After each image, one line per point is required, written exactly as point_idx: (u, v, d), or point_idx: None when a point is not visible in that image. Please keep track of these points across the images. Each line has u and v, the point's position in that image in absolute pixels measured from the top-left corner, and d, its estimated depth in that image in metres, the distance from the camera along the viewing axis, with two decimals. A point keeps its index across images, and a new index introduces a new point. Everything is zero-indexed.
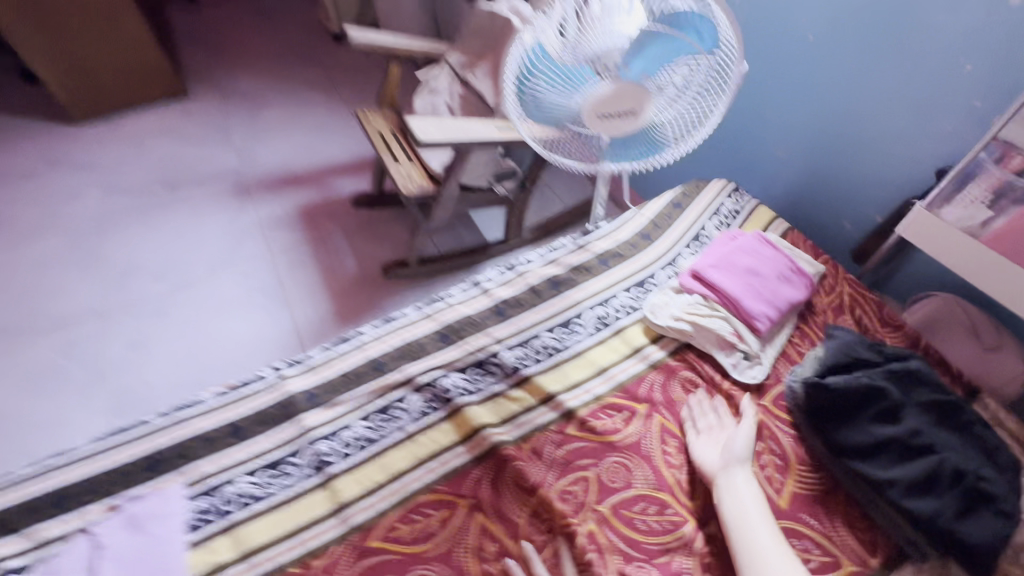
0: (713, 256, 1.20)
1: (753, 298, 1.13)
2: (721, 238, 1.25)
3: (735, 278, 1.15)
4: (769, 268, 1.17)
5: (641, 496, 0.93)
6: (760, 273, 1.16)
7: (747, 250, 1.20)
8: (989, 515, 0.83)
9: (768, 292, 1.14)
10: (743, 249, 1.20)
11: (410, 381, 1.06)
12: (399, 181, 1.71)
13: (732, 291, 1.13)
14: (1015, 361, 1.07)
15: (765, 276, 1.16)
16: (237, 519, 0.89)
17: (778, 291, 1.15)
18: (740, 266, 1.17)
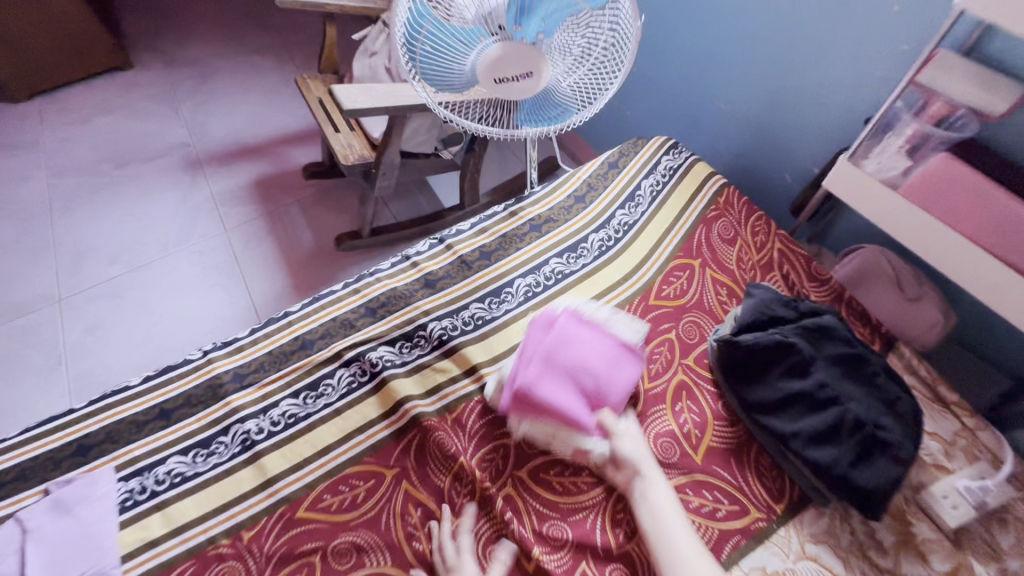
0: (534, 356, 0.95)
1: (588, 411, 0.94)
2: (538, 322, 1.02)
3: (580, 374, 0.95)
4: (587, 357, 0.97)
5: (557, 460, 0.97)
6: (589, 370, 0.95)
7: (565, 343, 0.97)
8: (885, 461, 0.86)
9: (597, 391, 0.96)
10: (554, 343, 0.96)
11: (338, 356, 1.07)
12: (340, 152, 1.66)
13: (570, 407, 0.92)
14: (932, 310, 1.08)
15: (595, 374, 0.96)
16: (167, 498, 0.92)
17: (611, 385, 0.96)
18: (562, 363, 0.95)
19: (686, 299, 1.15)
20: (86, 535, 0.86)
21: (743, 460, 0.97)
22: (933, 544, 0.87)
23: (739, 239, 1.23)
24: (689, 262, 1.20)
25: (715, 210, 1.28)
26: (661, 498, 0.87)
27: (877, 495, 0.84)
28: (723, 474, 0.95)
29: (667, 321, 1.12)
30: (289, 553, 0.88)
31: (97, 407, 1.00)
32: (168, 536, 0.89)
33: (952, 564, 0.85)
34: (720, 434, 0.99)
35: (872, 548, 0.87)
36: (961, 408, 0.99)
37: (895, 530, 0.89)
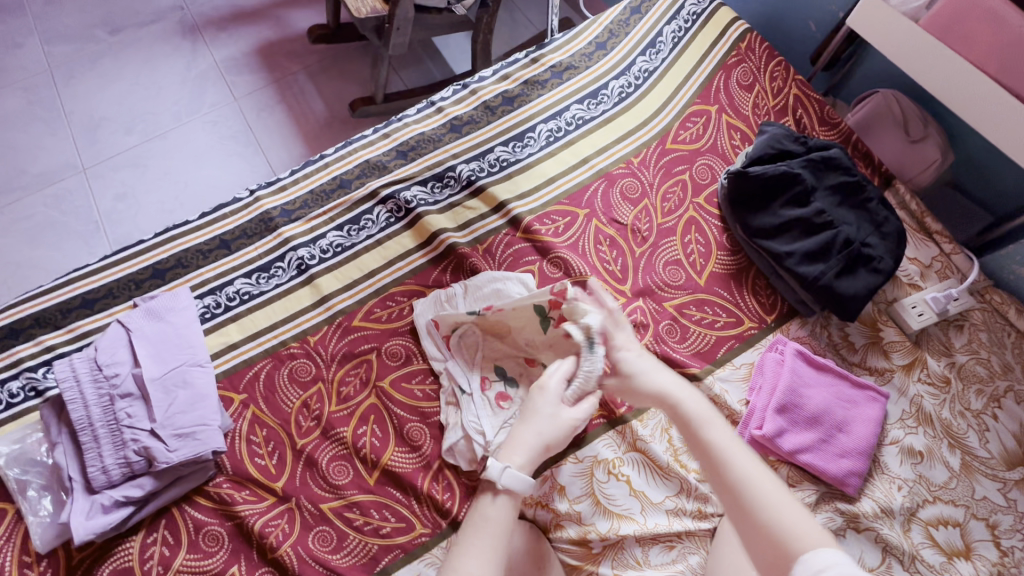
0: (779, 390, 0.96)
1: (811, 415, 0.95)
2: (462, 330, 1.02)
3: (847, 428, 0.94)
4: (848, 396, 0.97)
5: (576, 283, 1.09)
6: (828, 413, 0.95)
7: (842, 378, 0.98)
8: (865, 273, 0.99)
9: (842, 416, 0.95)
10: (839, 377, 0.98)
11: (375, 195, 1.15)
12: (352, 5, 1.62)
13: (865, 438, 0.94)
14: (932, 150, 1.14)
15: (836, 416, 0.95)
16: (240, 311, 1.07)
17: (854, 414, 0.96)
18: (811, 406, 0.95)
19: (701, 144, 1.21)
20: (179, 335, 1.00)
21: (743, 283, 1.10)
22: (896, 343, 1.03)
23: (758, 85, 1.26)
24: (706, 108, 1.24)
25: (735, 56, 1.28)
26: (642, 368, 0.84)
27: (855, 300, 0.98)
28: (722, 294, 1.08)
29: (681, 165, 1.20)
30: (350, 353, 1.04)
31: (164, 238, 1.12)
32: (246, 340, 1.05)
33: (908, 359, 1.02)
34: (723, 261, 1.11)
35: (844, 347, 1.04)
36: (942, 236, 1.10)
37: (865, 333, 1.04)
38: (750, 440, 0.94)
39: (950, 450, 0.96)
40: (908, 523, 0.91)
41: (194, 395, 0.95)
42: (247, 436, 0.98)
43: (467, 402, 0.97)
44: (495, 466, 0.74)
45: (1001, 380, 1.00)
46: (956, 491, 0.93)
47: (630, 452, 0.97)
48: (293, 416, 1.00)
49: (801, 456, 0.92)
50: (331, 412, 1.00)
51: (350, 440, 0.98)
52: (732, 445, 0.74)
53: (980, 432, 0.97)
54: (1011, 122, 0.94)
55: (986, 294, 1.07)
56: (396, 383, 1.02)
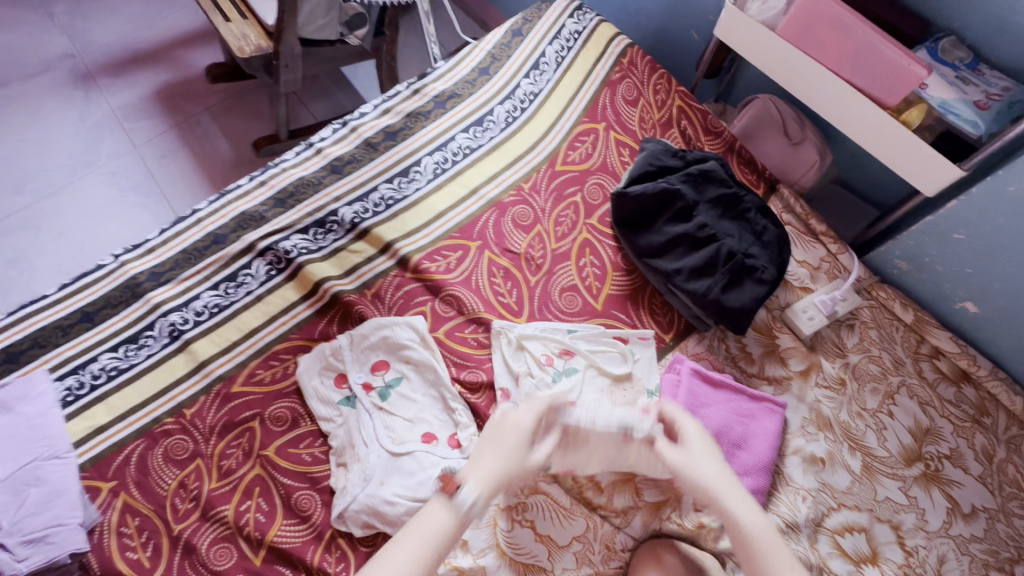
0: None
1: (711, 438, 0.92)
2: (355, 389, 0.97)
3: (747, 445, 0.92)
4: (746, 413, 0.95)
5: (470, 320, 1.05)
6: (728, 434, 0.93)
7: (740, 396, 0.96)
8: (751, 284, 0.98)
9: (742, 436, 0.93)
10: (737, 395, 0.96)
11: (252, 248, 1.09)
12: (234, 44, 1.54)
13: (766, 452, 0.92)
14: (812, 151, 1.14)
15: (735, 435, 0.93)
16: (107, 389, 0.98)
17: (752, 430, 0.94)
18: (710, 427, 0.93)
19: (591, 163, 1.20)
20: (33, 426, 0.91)
21: (639, 302, 1.08)
22: (791, 349, 1.03)
23: (642, 100, 1.25)
24: (594, 127, 1.23)
25: (618, 72, 1.27)
26: (697, 450, 0.82)
27: (743, 312, 0.97)
28: (619, 316, 1.06)
29: (572, 187, 1.18)
30: (230, 422, 0.97)
31: (18, 317, 1.02)
32: (114, 421, 0.96)
33: (804, 364, 1.01)
34: (619, 282, 1.10)
35: (743, 359, 1.03)
36: (829, 236, 1.10)
37: (762, 342, 1.04)
38: None
39: (850, 453, 0.95)
40: (815, 534, 0.90)
41: (49, 492, 0.86)
42: (117, 529, 0.89)
43: (357, 466, 0.91)
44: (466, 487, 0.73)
45: (894, 377, 1.01)
46: (859, 496, 0.93)
47: (533, 496, 0.92)
48: (168, 500, 0.91)
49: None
50: (211, 489, 0.92)
51: (233, 519, 0.90)
52: (726, 486, 0.78)
53: (878, 431, 0.97)
54: (871, 123, 0.95)
55: (873, 291, 1.08)
56: (282, 450, 0.95)
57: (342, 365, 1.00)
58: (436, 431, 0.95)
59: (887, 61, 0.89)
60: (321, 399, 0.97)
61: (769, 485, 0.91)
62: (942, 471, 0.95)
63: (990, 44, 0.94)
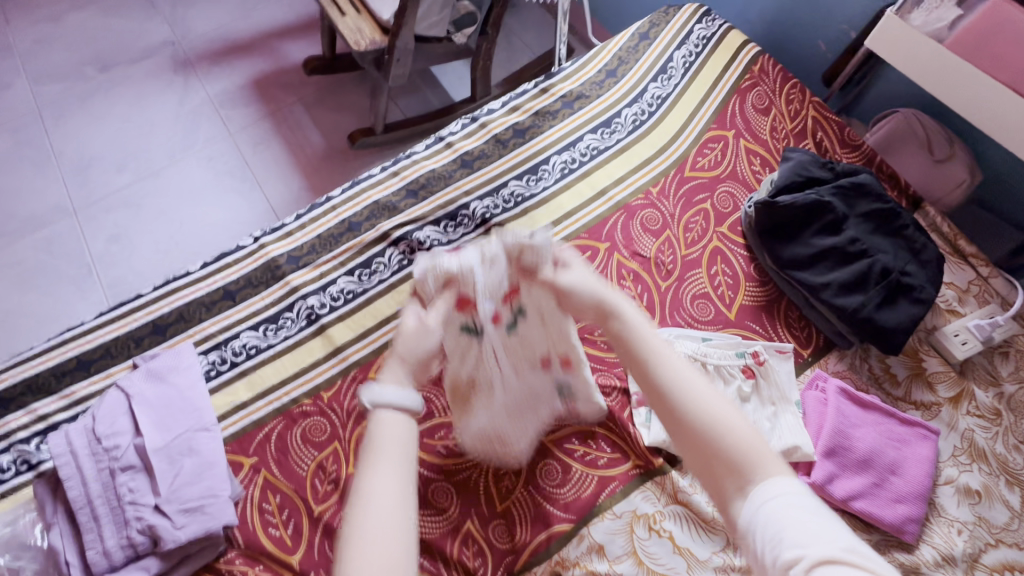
0: (825, 432, 0.91)
1: (862, 462, 0.89)
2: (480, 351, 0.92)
3: (901, 472, 0.89)
4: (898, 437, 0.91)
5: (601, 322, 1.04)
6: (879, 459, 0.89)
7: (891, 420, 0.93)
8: (906, 303, 0.95)
9: (895, 463, 0.89)
10: (886, 420, 0.93)
11: (386, 237, 1.10)
12: (350, 38, 1.57)
13: (920, 479, 0.89)
14: (960, 169, 1.11)
15: (887, 460, 0.89)
16: (248, 367, 1.00)
17: (905, 456, 0.90)
18: (861, 449, 0.90)
19: (721, 170, 1.18)
20: (184, 398, 0.93)
21: (774, 314, 1.05)
22: (940, 374, 0.98)
23: (774, 109, 1.23)
24: (723, 134, 1.20)
25: (749, 79, 1.25)
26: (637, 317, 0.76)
27: (898, 331, 0.93)
28: (755, 327, 1.04)
29: (701, 193, 1.16)
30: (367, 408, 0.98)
31: (164, 291, 1.06)
32: (255, 398, 0.98)
33: (955, 390, 0.97)
34: (753, 293, 1.07)
35: (887, 380, 0.99)
36: (977, 258, 1.06)
37: (907, 364, 1.00)
38: None
39: (1008, 487, 0.91)
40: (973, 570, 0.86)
41: (201, 463, 0.88)
42: (260, 504, 0.91)
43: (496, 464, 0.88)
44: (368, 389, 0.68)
45: None
46: (1019, 533, 0.88)
47: (672, 505, 0.91)
48: (308, 480, 0.93)
49: (855, 504, 0.86)
50: (349, 473, 0.93)
51: None
52: (653, 340, 0.73)
53: None
54: None
55: None
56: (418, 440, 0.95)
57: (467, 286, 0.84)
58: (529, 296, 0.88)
59: None
60: (428, 324, 0.78)
61: (924, 514, 0.87)
62: None
63: None
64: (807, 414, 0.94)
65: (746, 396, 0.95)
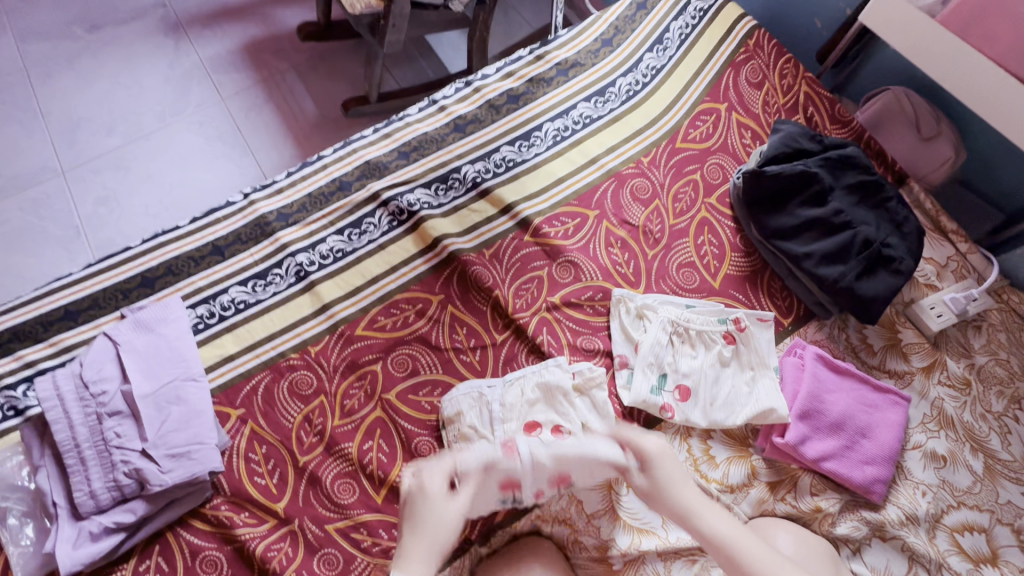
0: (800, 396, 0.94)
1: (835, 426, 0.93)
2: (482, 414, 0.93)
3: (871, 435, 0.93)
4: (871, 403, 0.95)
5: (587, 287, 1.06)
6: (852, 423, 0.93)
7: (866, 387, 0.96)
8: (886, 274, 0.97)
9: (867, 429, 0.93)
10: (861, 387, 0.96)
11: (376, 198, 1.10)
12: (345, 1, 1.56)
13: (889, 443, 0.92)
14: (945, 148, 1.12)
15: (858, 424, 0.93)
16: (236, 321, 1.01)
17: (875, 421, 0.93)
18: (833, 413, 0.93)
19: (711, 143, 1.18)
20: (171, 348, 0.94)
21: (758, 284, 1.07)
22: (914, 345, 1.01)
23: (767, 83, 1.23)
24: (715, 107, 1.21)
25: (743, 53, 1.26)
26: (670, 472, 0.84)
27: (876, 301, 0.96)
28: (737, 296, 1.06)
29: (691, 165, 1.17)
30: (353, 364, 0.99)
31: (152, 244, 1.06)
32: (242, 352, 0.99)
33: (928, 360, 1.00)
34: (738, 263, 1.09)
35: (862, 349, 1.02)
36: (957, 235, 1.08)
37: (883, 335, 1.03)
38: (771, 448, 0.93)
39: (973, 454, 0.94)
40: (933, 530, 0.90)
41: (188, 411, 0.89)
42: (246, 454, 0.92)
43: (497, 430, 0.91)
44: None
45: (1020, 381, 0.99)
46: (980, 496, 0.92)
47: None
48: (294, 432, 0.94)
49: (825, 464, 0.90)
50: (335, 426, 0.95)
51: (356, 457, 0.93)
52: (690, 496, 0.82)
53: (1001, 435, 0.95)
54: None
55: (1003, 294, 1.06)
56: (403, 396, 0.97)
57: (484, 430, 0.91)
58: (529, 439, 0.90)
59: None
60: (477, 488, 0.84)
61: (891, 476, 0.90)
62: None
63: None
64: (786, 379, 0.97)
65: (724, 359, 0.99)
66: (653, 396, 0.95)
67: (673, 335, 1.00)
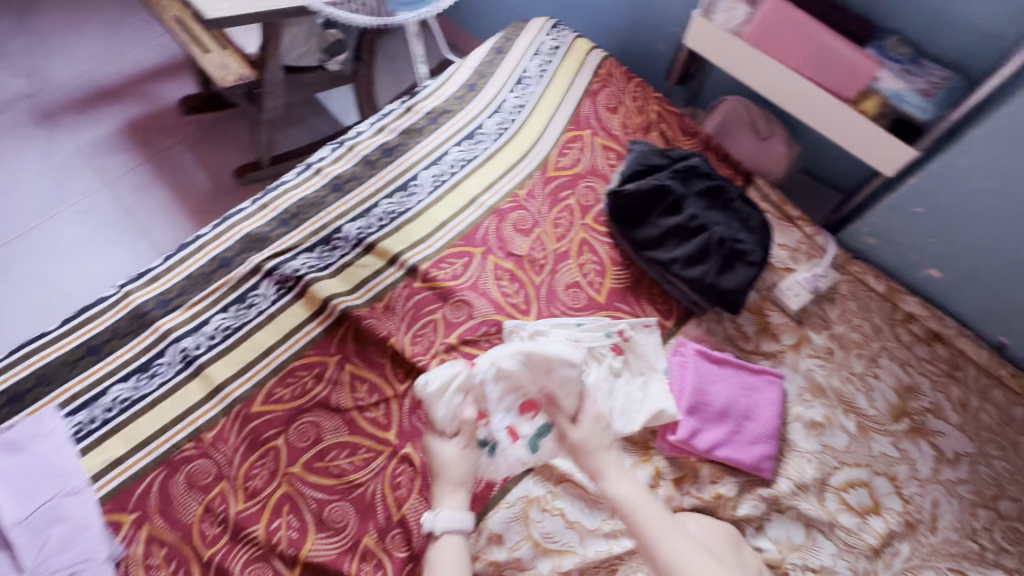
0: (687, 392, 1.00)
1: (721, 415, 1.00)
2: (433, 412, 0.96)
3: (755, 415, 1.00)
4: (751, 386, 1.03)
5: (482, 321, 1.09)
6: (736, 409, 1.00)
7: (745, 373, 1.04)
8: (742, 267, 1.06)
9: (749, 413, 1.00)
10: (740, 374, 1.04)
11: (259, 269, 1.10)
12: (216, 75, 1.54)
13: (770, 421, 1.00)
14: (779, 145, 1.27)
15: (741, 409, 1.00)
16: (120, 422, 0.96)
17: (756, 404, 1.01)
18: (717, 402, 1.00)
19: (580, 168, 1.27)
20: (48, 464, 0.90)
21: (640, 293, 1.14)
22: (782, 325, 1.11)
23: (622, 106, 1.34)
24: (580, 134, 1.30)
25: (598, 82, 1.36)
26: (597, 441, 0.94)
27: (737, 293, 1.05)
28: (622, 307, 1.12)
29: (565, 191, 1.24)
30: (254, 442, 0.97)
31: (19, 355, 1.00)
32: (131, 452, 0.94)
33: (795, 338, 1.10)
34: (619, 276, 1.15)
35: (739, 337, 1.11)
36: (803, 220, 1.21)
37: (754, 320, 1.12)
38: (669, 446, 0.98)
39: (845, 415, 1.04)
40: (822, 493, 0.97)
41: (71, 529, 0.86)
42: (145, 560, 0.87)
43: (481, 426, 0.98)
44: (429, 518, 0.87)
45: (875, 342, 1.10)
46: (856, 453, 1.01)
47: (562, 484, 0.97)
48: (196, 526, 0.90)
49: (717, 452, 0.96)
50: (239, 510, 0.92)
51: (264, 538, 0.90)
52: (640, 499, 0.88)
53: (866, 393, 1.06)
54: (833, 114, 1.05)
55: (848, 266, 1.17)
56: (310, 465, 0.96)
57: (487, 406, 0.99)
58: (521, 428, 0.99)
59: (844, 59, 1.00)
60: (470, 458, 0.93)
61: (776, 451, 0.98)
62: (927, 424, 1.04)
63: (929, 37, 1.04)
64: (675, 377, 1.03)
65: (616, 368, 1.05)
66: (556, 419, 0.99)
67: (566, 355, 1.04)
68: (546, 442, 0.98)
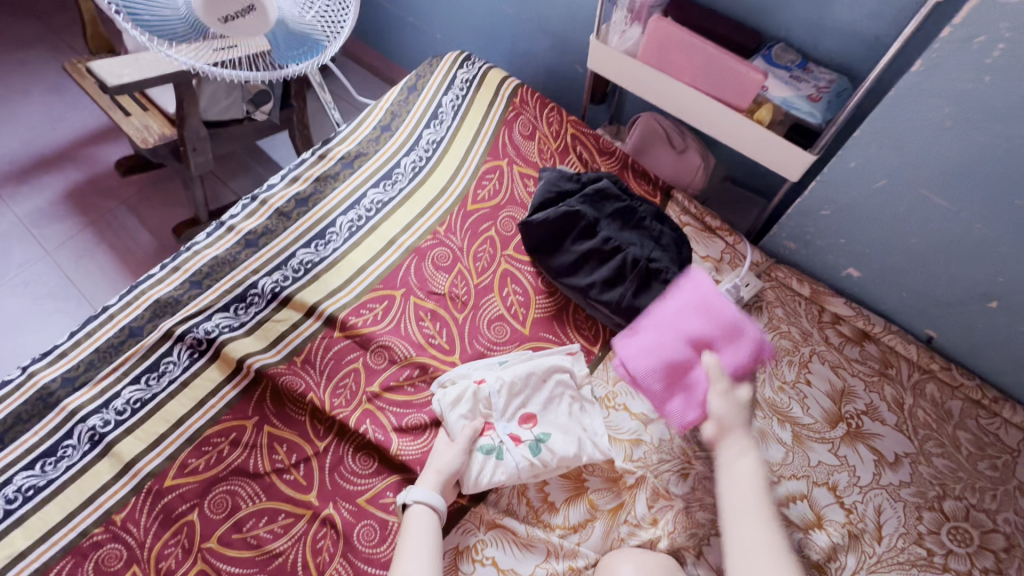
0: (660, 356, 0.93)
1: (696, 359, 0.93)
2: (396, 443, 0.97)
3: (717, 322, 0.93)
4: (705, 296, 0.95)
5: (404, 366, 1.06)
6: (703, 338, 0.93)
7: (696, 290, 0.96)
8: (659, 285, 1.05)
9: (710, 321, 0.93)
10: (691, 295, 0.96)
11: (170, 334, 1.06)
12: (136, 136, 1.53)
13: (728, 316, 0.93)
14: (694, 158, 1.27)
15: (706, 331, 0.93)
16: (23, 513, 0.90)
17: (716, 310, 0.94)
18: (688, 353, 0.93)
19: (500, 198, 1.26)
20: None
21: (564, 321, 1.13)
22: None
23: (538, 133, 1.34)
24: (497, 164, 1.29)
25: (513, 111, 1.36)
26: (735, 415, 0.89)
27: None
28: (548, 337, 1.11)
29: (485, 223, 1.23)
30: (168, 518, 0.92)
31: None
32: (35, 545, 0.88)
33: None
34: (542, 306, 1.14)
35: None
36: (724, 230, 1.20)
37: None
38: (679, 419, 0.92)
39: (780, 426, 1.01)
40: None
41: None
42: None
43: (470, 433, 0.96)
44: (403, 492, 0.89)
45: (804, 347, 1.09)
46: (795, 464, 0.97)
47: (492, 531, 0.92)
48: None
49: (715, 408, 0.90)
50: None
51: None
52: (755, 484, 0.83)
53: (800, 400, 1.03)
54: (733, 126, 1.06)
55: (772, 273, 1.18)
56: (225, 538, 0.91)
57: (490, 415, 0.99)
58: (523, 434, 0.97)
59: (733, 72, 1.00)
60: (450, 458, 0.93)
61: (755, 356, 0.92)
62: (864, 427, 1.01)
63: (814, 45, 1.08)
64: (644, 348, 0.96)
65: (547, 401, 1.01)
66: (498, 462, 0.94)
67: (493, 402, 0.99)
68: (546, 446, 0.95)
